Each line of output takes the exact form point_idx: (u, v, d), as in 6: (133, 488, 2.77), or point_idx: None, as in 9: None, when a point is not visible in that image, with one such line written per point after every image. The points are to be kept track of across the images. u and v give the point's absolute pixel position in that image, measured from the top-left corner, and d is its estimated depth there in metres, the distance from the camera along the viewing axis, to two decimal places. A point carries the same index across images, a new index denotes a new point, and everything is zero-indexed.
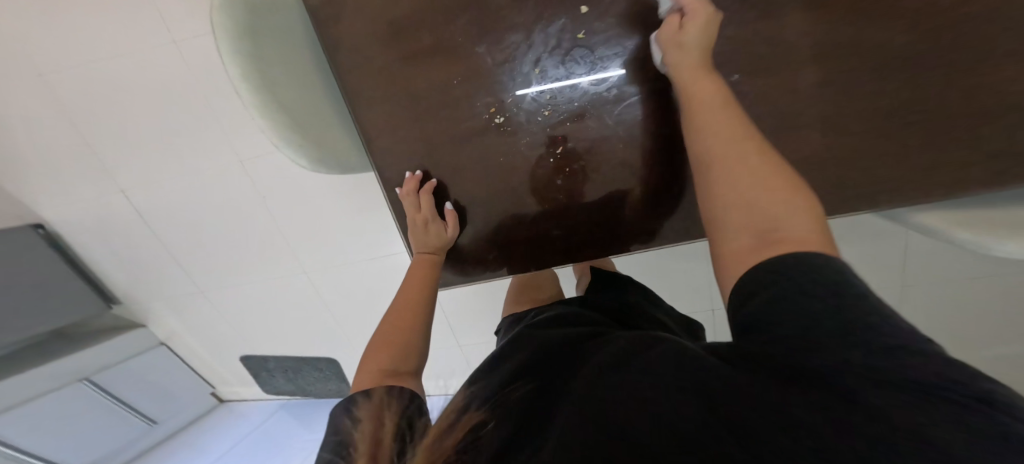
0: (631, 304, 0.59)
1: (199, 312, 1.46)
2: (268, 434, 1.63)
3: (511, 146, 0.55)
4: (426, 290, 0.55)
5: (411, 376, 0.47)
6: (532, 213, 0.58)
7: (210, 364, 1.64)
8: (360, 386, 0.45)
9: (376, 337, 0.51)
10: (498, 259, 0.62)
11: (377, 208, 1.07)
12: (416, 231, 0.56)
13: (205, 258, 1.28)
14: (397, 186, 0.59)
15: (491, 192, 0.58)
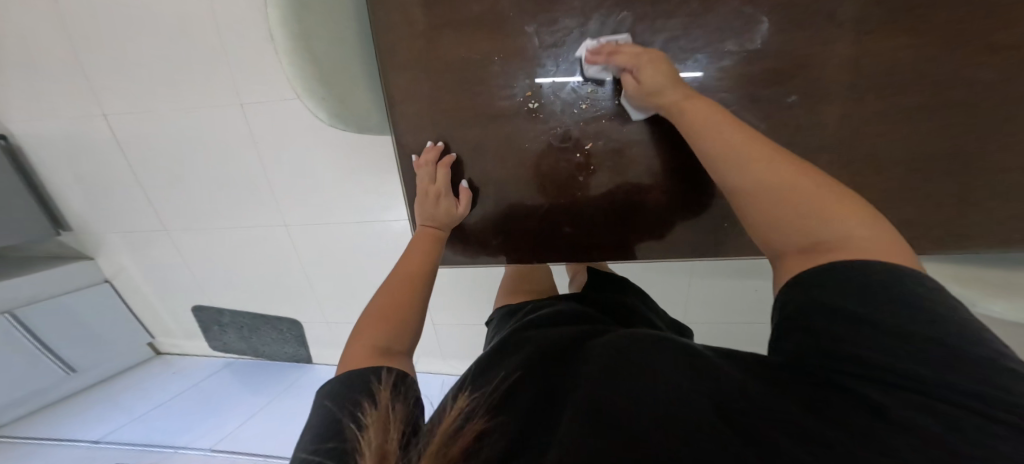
0: (629, 305, 0.60)
1: (160, 254, 1.38)
2: (201, 393, 1.50)
3: (539, 133, 0.54)
4: (427, 267, 0.54)
5: (404, 354, 0.47)
6: (549, 206, 0.57)
7: (156, 311, 1.55)
8: (350, 362, 0.43)
9: (369, 311, 0.49)
10: (501, 246, 0.61)
11: (372, 172, 1.05)
12: (425, 202, 0.55)
13: (177, 197, 1.22)
14: (413, 153, 0.57)
15: (508, 177, 0.57)
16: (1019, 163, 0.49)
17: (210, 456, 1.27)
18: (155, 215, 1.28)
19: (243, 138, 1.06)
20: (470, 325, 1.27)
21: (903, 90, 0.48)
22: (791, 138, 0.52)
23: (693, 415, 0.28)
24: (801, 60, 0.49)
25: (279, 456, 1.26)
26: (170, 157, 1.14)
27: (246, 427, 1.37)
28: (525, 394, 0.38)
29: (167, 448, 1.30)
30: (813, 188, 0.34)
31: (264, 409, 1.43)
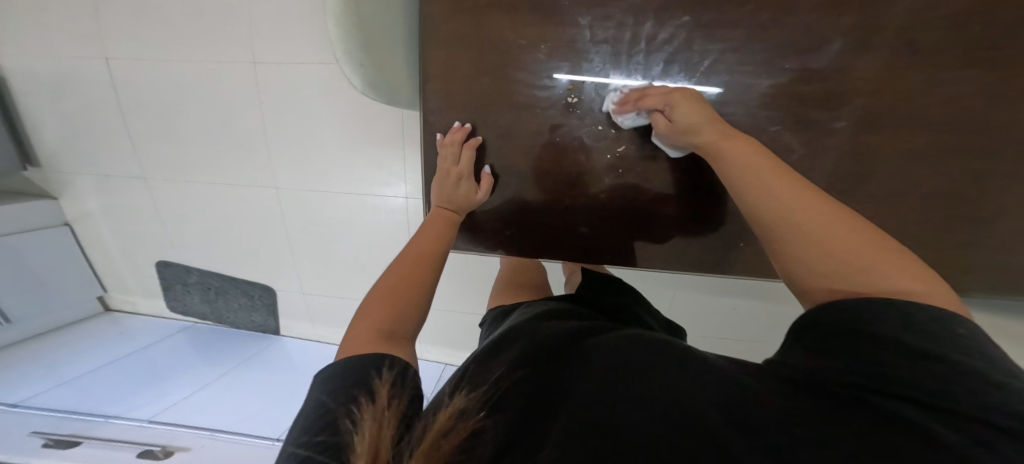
0: (631, 308, 0.60)
1: (132, 204, 1.31)
2: (150, 361, 1.35)
3: (570, 129, 0.55)
4: (438, 251, 0.52)
5: (405, 341, 0.45)
6: (572, 204, 0.57)
7: (114, 263, 1.46)
8: (353, 345, 0.42)
9: (375, 292, 0.48)
10: (512, 237, 0.61)
11: (380, 145, 1.07)
12: (445, 183, 0.55)
13: (163, 146, 1.19)
14: (440, 132, 0.56)
15: (531, 168, 0.57)
16: (1009, 208, 0.53)
17: (144, 428, 1.12)
18: (137, 162, 1.23)
19: (252, 96, 1.07)
20: (448, 313, 1.28)
21: (921, 133, 0.51)
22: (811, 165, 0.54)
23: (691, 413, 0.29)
24: (835, 92, 0.51)
25: (228, 433, 1.14)
26: (168, 101, 1.12)
27: (191, 402, 1.23)
28: (519, 391, 0.36)
29: (96, 417, 1.12)
30: (834, 229, 0.35)
31: (215, 382, 1.31)
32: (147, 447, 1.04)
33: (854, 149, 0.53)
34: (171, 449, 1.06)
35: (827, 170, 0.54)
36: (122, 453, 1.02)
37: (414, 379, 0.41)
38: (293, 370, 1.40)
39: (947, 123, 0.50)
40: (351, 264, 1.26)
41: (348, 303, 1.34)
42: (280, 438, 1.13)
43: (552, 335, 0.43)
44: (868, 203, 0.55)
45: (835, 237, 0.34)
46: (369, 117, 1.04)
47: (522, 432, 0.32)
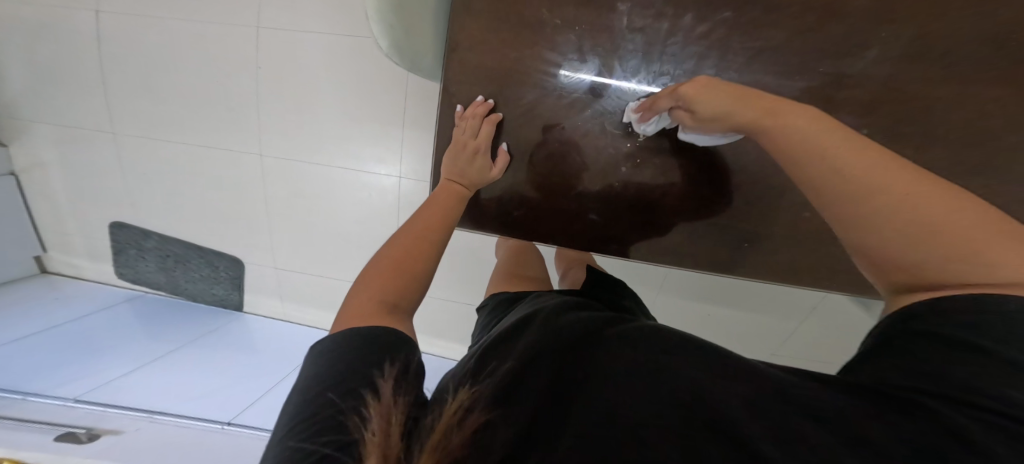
0: (626, 306, 0.63)
1: (92, 158, 1.20)
2: (84, 329, 1.24)
3: (591, 115, 0.57)
4: (445, 223, 0.51)
5: (404, 315, 0.42)
6: (584, 189, 0.60)
7: (63, 219, 1.33)
8: (351, 318, 0.38)
9: (375, 262, 0.44)
10: (522, 218, 0.62)
11: (381, 121, 1.04)
12: (462, 155, 0.55)
13: (136, 100, 1.10)
14: (460, 105, 0.57)
15: (548, 149, 0.59)
16: None
17: (68, 408, 1.01)
18: (105, 113, 1.13)
19: (247, 60, 1.02)
20: (429, 298, 1.27)
21: (937, 147, 0.52)
22: None
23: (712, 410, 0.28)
24: (859, 101, 0.52)
25: (168, 415, 1.06)
26: (153, 51, 1.05)
27: (129, 380, 1.12)
28: (536, 379, 0.34)
29: (14, 394, 0.99)
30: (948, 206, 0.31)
31: (158, 360, 1.20)
32: (69, 430, 0.93)
33: None
34: (98, 432, 0.96)
35: None
36: (33, 435, 0.90)
37: (415, 355, 0.37)
38: (256, 351, 1.33)
39: (962, 140, 0.52)
40: (334, 243, 1.22)
41: (325, 282, 1.29)
42: (228, 422, 1.09)
43: (566, 322, 0.42)
44: None
45: (949, 219, 0.30)
46: (371, 92, 1.01)
47: (537, 423, 0.31)
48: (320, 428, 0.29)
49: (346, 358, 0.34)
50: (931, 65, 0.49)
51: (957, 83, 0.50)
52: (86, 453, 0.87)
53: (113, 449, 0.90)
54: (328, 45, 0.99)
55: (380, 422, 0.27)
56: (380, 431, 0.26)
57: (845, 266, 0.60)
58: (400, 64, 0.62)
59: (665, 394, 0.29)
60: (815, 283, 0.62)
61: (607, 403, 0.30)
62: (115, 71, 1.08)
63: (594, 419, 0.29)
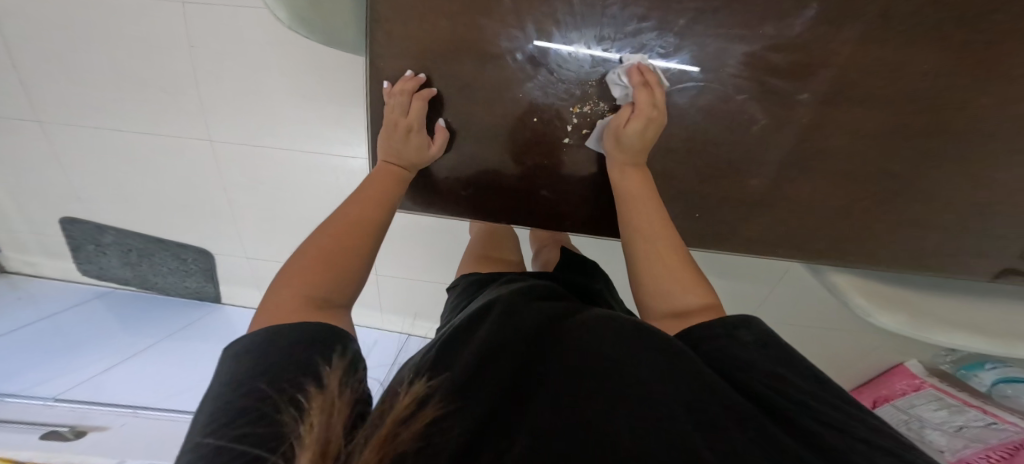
0: (597, 291, 0.62)
1: (25, 150, 1.11)
2: (58, 324, 1.21)
3: (535, 84, 0.53)
4: (385, 206, 0.49)
5: (341, 306, 0.41)
6: (532, 166, 0.59)
7: (7, 217, 1.25)
8: (273, 317, 0.36)
9: (301, 254, 0.41)
10: (474, 198, 0.62)
11: (335, 98, 0.97)
12: (394, 135, 0.52)
13: (57, 86, 1.00)
14: (388, 80, 0.53)
15: (495, 122, 0.56)
16: (944, 187, 0.56)
17: (49, 406, 1.00)
18: (27, 101, 1.02)
19: (177, 38, 0.92)
20: (409, 281, 1.26)
21: (879, 109, 0.52)
22: (771, 142, 0.56)
23: (659, 412, 0.29)
24: (808, 63, 0.50)
25: (152, 409, 1.07)
26: (63, 28, 0.92)
27: (112, 374, 1.13)
28: (496, 372, 0.36)
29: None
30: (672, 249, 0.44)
31: (137, 356, 1.19)
32: (52, 428, 0.93)
33: (811, 125, 0.54)
34: (83, 429, 0.96)
35: (783, 148, 0.56)
36: (20, 434, 0.89)
37: (357, 351, 0.37)
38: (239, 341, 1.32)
39: (905, 102, 0.51)
40: (304, 229, 1.19)
41: None
42: None
43: (532, 319, 0.42)
44: (819, 177, 0.58)
45: (668, 265, 0.43)
46: (324, 69, 0.94)
47: (492, 423, 0.31)
48: (244, 420, 0.27)
49: (295, 350, 0.32)
50: (885, 23, 0.47)
51: (909, 42, 0.47)
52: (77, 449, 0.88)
53: (102, 446, 0.92)
54: (266, 21, 0.89)
55: (319, 412, 0.26)
56: (320, 428, 0.24)
57: (789, 227, 0.62)
58: (313, 37, 0.57)
59: (621, 396, 0.31)
60: (771, 249, 0.64)
61: (571, 405, 0.32)
62: (25, 55, 0.96)
63: (550, 420, 0.31)
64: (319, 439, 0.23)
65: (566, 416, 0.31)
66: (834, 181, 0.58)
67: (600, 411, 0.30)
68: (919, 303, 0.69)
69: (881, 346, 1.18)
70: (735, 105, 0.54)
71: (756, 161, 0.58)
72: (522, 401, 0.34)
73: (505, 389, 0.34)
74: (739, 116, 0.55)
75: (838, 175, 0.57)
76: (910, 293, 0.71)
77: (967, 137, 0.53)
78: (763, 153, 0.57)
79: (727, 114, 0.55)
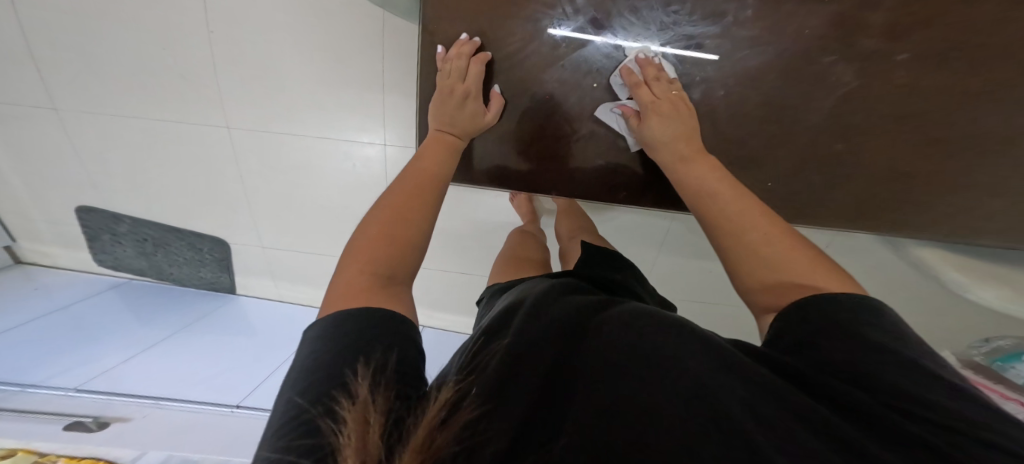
0: (627, 283, 0.60)
1: (37, 135, 1.08)
2: (76, 318, 1.20)
3: (583, 57, 0.60)
4: (435, 187, 0.47)
5: (403, 283, 0.40)
6: (579, 132, 0.65)
7: (22, 206, 1.24)
8: (343, 296, 0.36)
9: (360, 232, 0.41)
10: (526, 163, 0.68)
11: (355, 83, 0.94)
12: (453, 102, 0.57)
13: (68, 67, 0.97)
14: (448, 47, 0.59)
15: (547, 90, 0.62)
16: (977, 146, 0.60)
17: (71, 397, 1.00)
18: (38, 85, 1.00)
19: (191, 21, 0.89)
20: (426, 271, 1.23)
21: (916, 75, 0.56)
22: (813, 107, 0.60)
23: (717, 417, 0.27)
24: (847, 31, 0.55)
25: (175, 401, 1.04)
26: (76, 8, 0.89)
27: (131, 365, 1.11)
28: (528, 372, 0.34)
29: (9, 386, 0.98)
30: (780, 241, 0.41)
31: (157, 345, 1.18)
32: (77, 419, 0.94)
33: (853, 90, 0.58)
34: (107, 419, 0.97)
35: (825, 112, 0.60)
36: (48, 425, 0.91)
37: (412, 332, 0.35)
38: (255, 332, 1.30)
39: (940, 68, 0.56)
40: (320, 219, 1.16)
41: (315, 259, 1.25)
42: (237, 405, 1.06)
43: (563, 313, 0.41)
44: (862, 143, 0.61)
45: (780, 254, 0.40)
46: (339, 52, 0.90)
47: (532, 429, 0.30)
48: (292, 435, 0.27)
49: (326, 356, 0.31)
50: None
51: (938, 15, 0.53)
52: (100, 441, 0.89)
53: (123, 436, 0.92)
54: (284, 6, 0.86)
55: (355, 428, 0.25)
56: (357, 446, 0.24)
57: (829, 192, 0.66)
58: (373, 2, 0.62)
59: (667, 394, 0.29)
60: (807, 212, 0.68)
61: (610, 402, 0.30)
62: (37, 35, 0.93)
63: (587, 420, 0.29)
64: (356, 458, 0.23)
65: (605, 415, 0.29)
66: (876, 146, 0.61)
67: (641, 409, 0.29)
68: (1013, 276, 0.77)
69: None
70: (780, 73, 0.58)
71: (798, 127, 0.62)
72: (559, 402, 0.33)
73: (541, 392, 0.33)
74: (784, 84, 0.59)
75: (880, 140, 0.61)
76: (994, 258, 0.78)
77: (999, 100, 0.57)
78: (806, 118, 0.61)
79: (773, 82, 0.59)
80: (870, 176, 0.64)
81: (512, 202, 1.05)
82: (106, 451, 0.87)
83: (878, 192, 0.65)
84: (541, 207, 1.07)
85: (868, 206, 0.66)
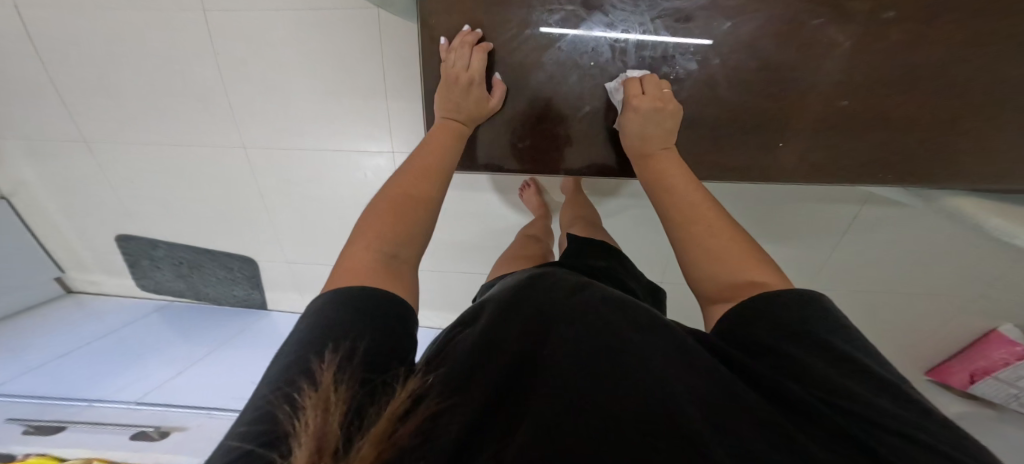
0: (611, 273, 0.60)
1: (73, 171, 1.14)
2: (129, 339, 1.26)
3: (578, 40, 0.60)
4: (438, 175, 0.50)
5: (408, 264, 0.43)
6: (587, 111, 0.63)
7: (68, 239, 1.30)
8: (351, 268, 0.39)
9: (370, 211, 0.45)
10: (528, 151, 0.66)
11: (362, 89, 0.92)
12: (457, 89, 0.58)
13: (94, 102, 1.01)
14: (449, 38, 0.60)
15: (547, 73, 0.62)
16: None
17: (133, 409, 1.04)
18: (72, 121, 1.04)
19: (198, 44, 0.90)
20: (447, 276, 1.21)
21: (939, 20, 0.53)
22: (831, 67, 0.57)
23: (683, 418, 0.26)
24: None
25: (225, 409, 1.05)
26: (96, 41, 0.92)
27: (181, 378, 1.15)
28: (501, 357, 0.33)
29: (78, 402, 1.04)
30: (714, 230, 0.41)
31: (202, 360, 1.22)
32: (141, 428, 1.00)
33: (870, 44, 0.56)
34: (167, 429, 1.01)
35: (845, 71, 0.57)
36: (114, 436, 0.97)
37: (387, 313, 0.35)
38: None
39: (966, 9, 0.52)
40: (340, 230, 1.16)
41: None
42: None
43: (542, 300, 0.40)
44: (892, 99, 0.57)
45: (713, 243, 0.40)
46: (343, 59, 0.89)
47: (498, 418, 0.29)
48: (255, 423, 0.26)
49: (299, 351, 0.31)
50: None
51: None
52: (162, 449, 0.94)
53: (185, 443, 0.95)
54: (286, 19, 0.86)
55: (314, 407, 0.24)
56: (315, 426, 0.23)
57: (869, 155, 0.60)
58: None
59: (637, 391, 0.29)
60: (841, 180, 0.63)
61: (579, 392, 0.29)
62: (64, 73, 0.97)
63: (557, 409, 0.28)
64: (314, 440, 0.22)
65: (575, 404, 0.28)
66: (909, 100, 0.57)
67: (609, 403, 0.28)
68: None
69: (963, 313, 1.07)
70: (788, 36, 0.57)
71: (817, 89, 0.58)
72: (529, 388, 0.31)
73: (512, 378, 0.32)
74: (795, 46, 0.57)
75: (914, 94, 0.57)
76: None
77: None
78: (826, 78, 0.58)
79: (782, 46, 0.57)
80: (910, 135, 0.58)
81: (522, 197, 1.02)
82: (169, 458, 0.91)
83: (925, 151, 0.59)
84: (550, 200, 1.03)
85: (899, 167, 0.60)
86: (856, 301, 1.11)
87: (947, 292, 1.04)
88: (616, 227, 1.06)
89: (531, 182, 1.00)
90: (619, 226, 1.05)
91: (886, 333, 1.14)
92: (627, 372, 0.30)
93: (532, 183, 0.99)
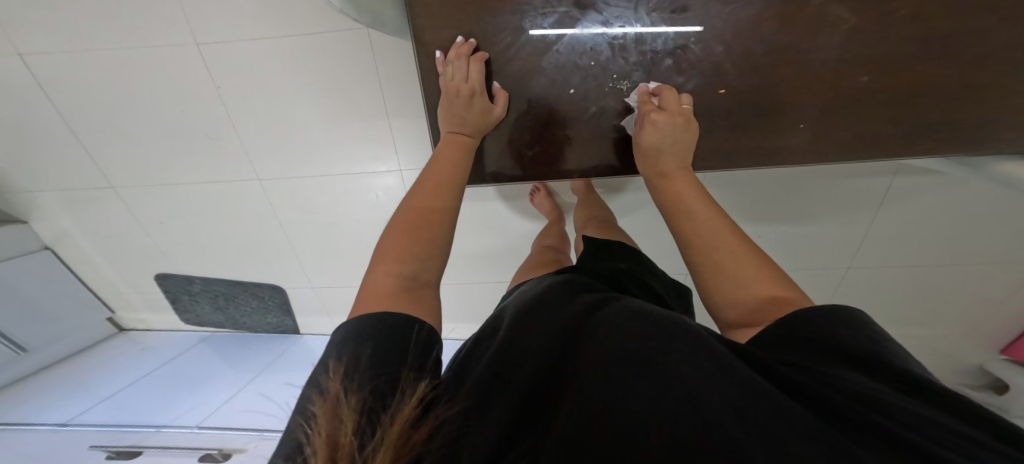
0: (633, 272, 0.57)
1: (109, 217, 1.20)
2: (184, 369, 1.32)
3: (574, 41, 0.56)
4: (453, 186, 0.48)
5: (429, 287, 0.41)
6: (596, 112, 0.60)
7: (112, 281, 1.37)
8: (371, 300, 0.37)
9: (387, 234, 0.43)
10: (539, 157, 0.64)
11: (366, 107, 0.91)
12: (461, 102, 0.56)
13: (120, 149, 1.05)
14: (444, 52, 0.57)
15: (548, 78, 0.59)
16: None
17: (197, 433, 1.09)
18: (104, 169, 1.09)
19: (204, 79, 0.92)
20: (468, 287, 1.20)
21: None
22: (862, 39, 0.51)
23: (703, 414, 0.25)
24: None
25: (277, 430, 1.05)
26: (114, 88, 0.95)
27: (234, 401, 1.20)
28: (515, 370, 0.33)
29: (147, 428, 1.10)
30: (731, 252, 0.40)
31: (249, 384, 1.26)
32: (206, 451, 1.03)
33: (908, 10, 0.49)
34: (230, 450, 1.04)
35: (877, 42, 0.51)
36: (184, 458, 1.02)
37: (396, 321, 0.35)
38: None
39: None
40: (359, 250, 1.17)
41: None
42: None
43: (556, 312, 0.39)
44: (933, 69, 0.51)
45: (732, 265, 0.39)
46: (345, 80, 0.88)
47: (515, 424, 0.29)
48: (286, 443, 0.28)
49: (323, 363, 0.33)
50: None
51: None
52: None
53: None
54: (286, 48, 0.86)
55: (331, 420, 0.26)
56: (329, 434, 0.25)
57: (906, 129, 0.55)
58: (362, 20, 0.58)
59: (653, 388, 0.28)
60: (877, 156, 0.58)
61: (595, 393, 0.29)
62: (92, 125, 1.01)
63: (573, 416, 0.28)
64: (327, 446, 0.24)
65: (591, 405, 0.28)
66: (952, 68, 0.51)
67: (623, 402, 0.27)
68: None
69: None
70: (811, 11, 0.51)
71: (846, 64, 0.53)
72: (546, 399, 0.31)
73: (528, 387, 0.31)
74: (819, 21, 0.51)
75: (959, 60, 0.51)
76: None
77: None
78: (856, 52, 0.52)
79: (804, 23, 0.51)
80: (953, 104, 0.53)
81: (532, 202, 0.99)
82: None
83: (968, 120, 0.54)
84: (561, 202, 1.00)
85: (940, 138, 0.55)
86: (911, 281, 1.02)
87: (1014, 263, 0.93)
88: (636, 224, 1.02)
89: (541, 185, 0.97)
90: (640, 222, 1.02)
91: (946, 310, 1.05)
92: (636, 372, 0.29)
93: (542, 186, 0.97)
